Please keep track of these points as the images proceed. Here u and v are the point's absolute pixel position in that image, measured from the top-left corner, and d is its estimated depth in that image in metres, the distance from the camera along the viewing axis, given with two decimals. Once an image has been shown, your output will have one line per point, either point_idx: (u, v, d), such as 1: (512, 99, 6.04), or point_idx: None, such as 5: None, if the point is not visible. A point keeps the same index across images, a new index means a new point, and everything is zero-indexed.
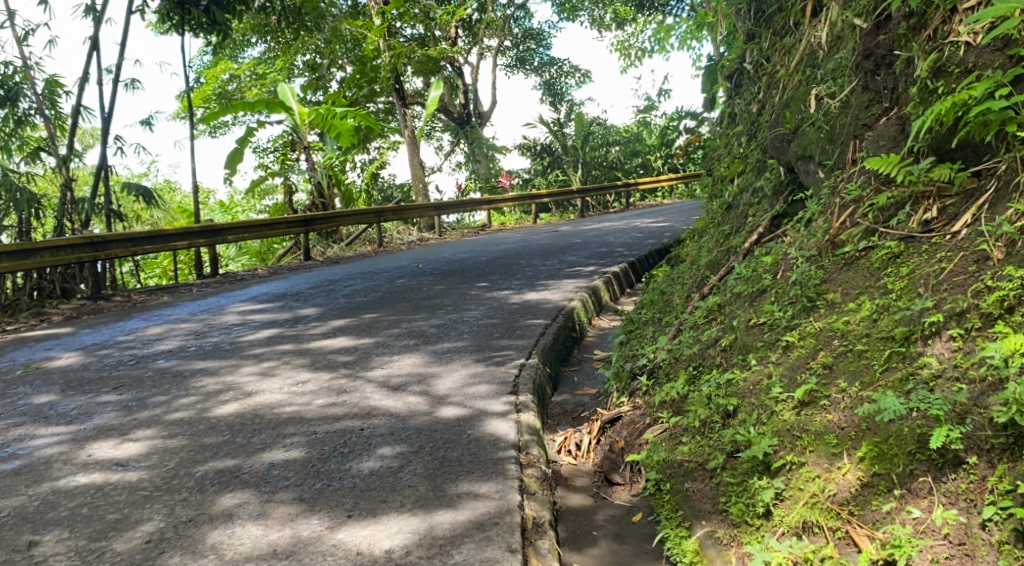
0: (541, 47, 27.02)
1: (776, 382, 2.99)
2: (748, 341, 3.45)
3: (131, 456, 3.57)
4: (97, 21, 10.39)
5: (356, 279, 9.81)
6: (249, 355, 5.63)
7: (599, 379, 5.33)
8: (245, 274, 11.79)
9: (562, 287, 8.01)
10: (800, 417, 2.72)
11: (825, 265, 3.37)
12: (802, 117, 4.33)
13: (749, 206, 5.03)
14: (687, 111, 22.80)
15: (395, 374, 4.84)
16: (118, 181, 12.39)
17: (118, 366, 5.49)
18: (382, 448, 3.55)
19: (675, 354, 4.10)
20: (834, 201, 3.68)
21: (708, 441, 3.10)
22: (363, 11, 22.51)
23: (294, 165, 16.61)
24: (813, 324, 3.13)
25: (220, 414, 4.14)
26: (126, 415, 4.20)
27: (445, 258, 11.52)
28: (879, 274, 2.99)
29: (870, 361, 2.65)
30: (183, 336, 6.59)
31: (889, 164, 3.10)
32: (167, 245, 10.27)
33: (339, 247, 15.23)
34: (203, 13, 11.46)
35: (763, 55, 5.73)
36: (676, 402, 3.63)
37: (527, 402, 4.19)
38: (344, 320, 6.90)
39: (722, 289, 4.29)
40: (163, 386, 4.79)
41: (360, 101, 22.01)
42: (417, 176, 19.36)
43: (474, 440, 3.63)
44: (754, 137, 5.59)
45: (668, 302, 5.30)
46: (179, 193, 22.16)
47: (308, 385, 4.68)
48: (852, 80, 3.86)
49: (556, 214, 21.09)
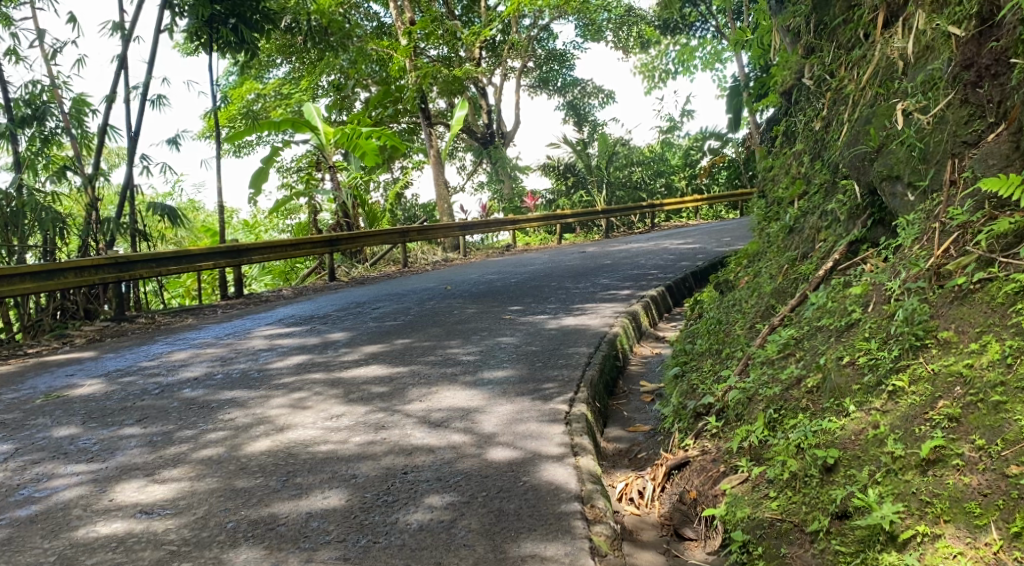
0: (564, 68, 26.77)
1: (886, 433, 2.65)
2: (840, 383, 3.09)
3: (156, 500, 3.25)
4: (125, 40, 10.27)
5: (385, 301, 9.52)
6: (278, 385, 5.31)
7: (651, 414, 4.95)
8: (270, 294, 11.55)
9: (600, 312, 7.65)
10: (928, 479, 2.40)
11: (930, 298, 2.99)
12: (887, 133, 3.92)
13: (816, 229, 4.62)
14: (712, 132, 22.45)
15: (436, 409, 4.48)
16: (143, 201, 12.20)
17: (142, 396, 5.17)
18: (431, 497, 3.21)
19: (747, 393, 3.71)
20: (930, 227, 3.31)
21: (806, 499, 2.75)
22: (388, 31, 22.40)
23: (319, 185, 16.46)
24: (924, 366, 2.76)
25: (252, 452, 3.80)
26: (150, 452, 3.88)
27: (473, 279, 11.19)
28: (1005, 311, 2.64)
29: (1012, 416, 2.33)
30: (209, 362, 6.28)
31: (1009, 186, 2.73)
32: (192, 265, 10.03)
33: (363, 267, 15.00)
34: (230, 31, 11.26)
35: (826, 70, 5.36)
36: (755, 450, 3.27)
37: (584, 445, 3.84)
38: (375, 346, 6.57)
39: (798, 321, 3.90)
40: (189, 418, 4.47)
41: (384, 120, 21.78)
42: (442, 196, 19.14)
43: (532, 489, 3.28)
44: (819, 156, 5.20)
45: (727, 333, 4.91)
46: (204, 213, 22.10)
47: (344, 420, 4.34)
48: (947, 93, 3.50)
49: (580, 235, 20.78)
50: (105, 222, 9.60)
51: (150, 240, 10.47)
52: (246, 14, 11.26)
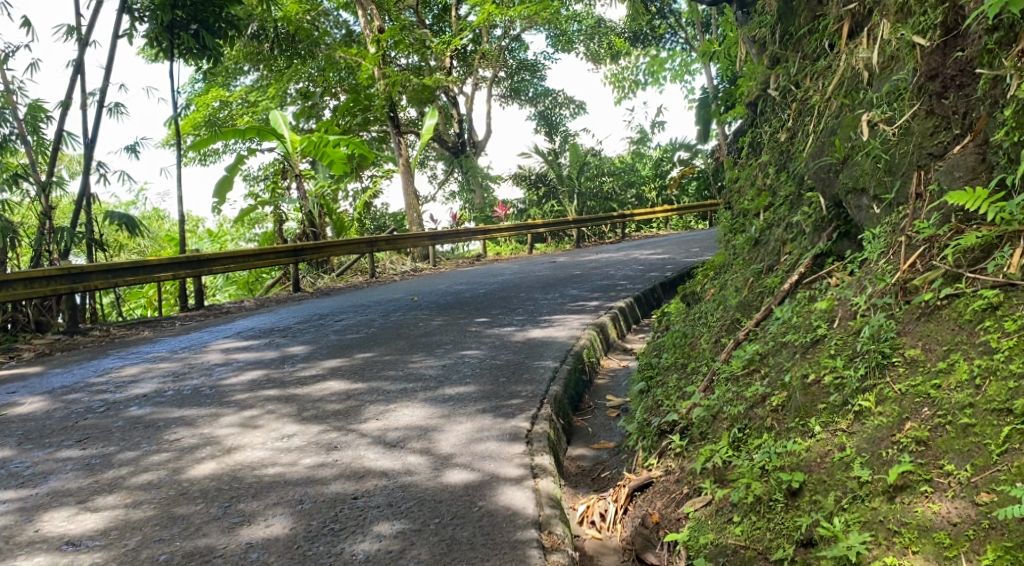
0: (536, 78, 26.76)
1: (853, 456, 2.55)
2: (805, 403, 2.98)
3: (86, 531, 3.05)
4: (82, 44, 9.98)
5: (348, 313, 9.31)
6: (230, 402, 5.10)
7: (616, 430, 4.83)
8: (232, 306, 11.27)
9: (567, 324, 7.52)
10: (895, 506, 2.30)
11: (897, 315, 2.90)
12: (852, 144, 3.84)
13: (781, 242, 4.53)
14: (682, 143, 22.55)
15: (393, 428, 4.31)
16: (101, 210, 11.86)
17: (85, 414, 4.94)
18: (380, 525, 3.05)
19: (711, 410, 3.59)
20: (896, 240, 3.23)
21: (771, 524, 2.63)
22: (358, 39, 22.13)
23: (285, 194, 16.21)
24: (892, 385, 2.66)
25: (194, 476, 3.61)
26: (86, 477, 3.66)
27: (441, 290, 11.00)
28: (973, 329, 2.55)
29: (982, 439, 2.23)
30: (161, 378, 6.04)
31: (976, 200, 2.66)
32: (150, 276, 9.74)
33: (330, 277, 14.75)
34: (192, 37, 11.00)
35: (791, 81, 5.30)
36: (719, 471, 3.15)
37: (544, 465, 3.70)
38: (335, 361, 6.38)
39: (762, 337, 3.80)
40: (132, 440, 4.25)
41: (353, 128, 21.25)
42: (411, 206, 18.93)
43: (488, 515, 3.13)
44: (784, 167, 5.12)
45: (693, 347, 4.80)
46: (168, 222, 21.67)
47: (295, 440, 4.15)
48: (913, 104, 3.43)
49: (551, 244, 20.68)
50: (59, 231, 9.29)
51: (107, 250, 10.16)
52: (208, 20, 11.02)
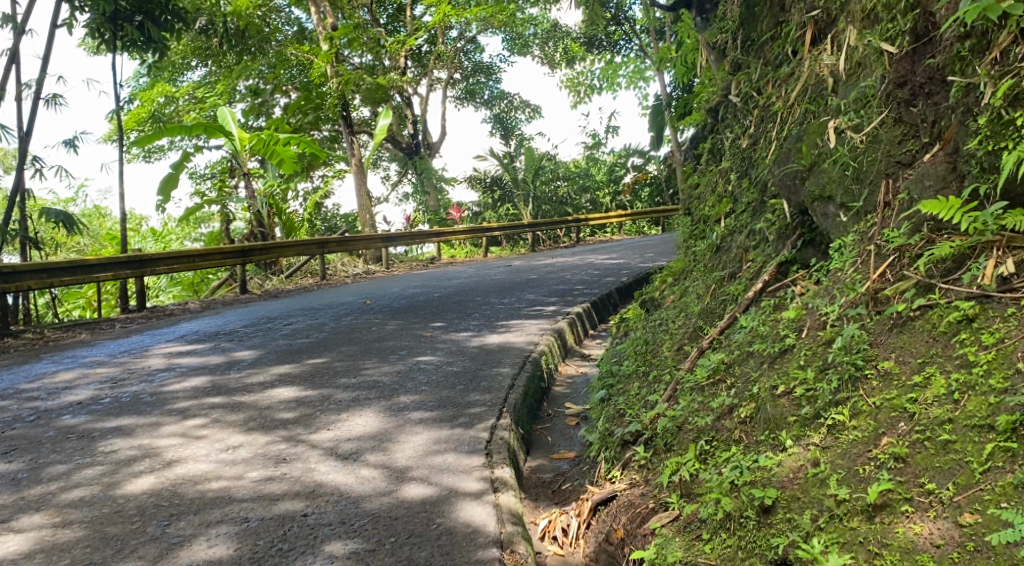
0: (491, 81, 26.58)
1: (828, 472, 2.47)
2: (775, 415, 2.90)
3: (7, 554, 2.83)
4: (17, 32, 9.53)
5: (298, 317, 9.02)
6: (172, 410, 4.85)
7: (575, 440, 4.71)
8: (175, 308, 10.85)
9: (524, 330, 7.39)
10: (876, 526, 2.22)
11: (868, 325, 2.83)
12: (819, 151, 3.79)
13: (743, 249, 4.48)
14: (635, 149, 22.67)
15: (345, 439, 4.12)
16: (35, 207, 11.34)
17: (12, 424, 4.63)
18: (331, 545, 2.88)
19: (676, 421, 3.50)
20: (865, 249, 3.17)
21: (743, 542, 2.54)
22: (310, 36, 21.68)
23: (233, 193, 15.76)
24: (866, 398, 2.59)
25: (131, 492, 3.37)
26: (10, 494, 3.40)
27: (395, 294, 10.77)
28: (948, 341, 2.49)
29: (963, 457, 2.17)
30: (97, 384, 5.73)
31: (949, 209, 2.61)
32: (89, 277, 9.32)
33: (278, 279, 14.37)
34: (136, 29, 10.59)
35: (753, 86, 5.26)
36: (685, 484, 3.05)
37: (504, 479, 3.55)
38: (284, 367, 6.14)
39: (727, 345, 3.72)
40: (64, 452, 3.98)
41: (304, 127, 20.83)
42: (364, 207, 18.58)
43: (447, 533, 2.98)
44: (745, 173, 5.07)
45: (654, 354, 4.71)
46: (109, 219, 20.93)
47: (240, 452, 3.93)
48: (881, 111, 3.40)
49: (506, 248, 20.53)
50: None
51: (43, 248, 9.70)
52: (154, 12, 10.65)
